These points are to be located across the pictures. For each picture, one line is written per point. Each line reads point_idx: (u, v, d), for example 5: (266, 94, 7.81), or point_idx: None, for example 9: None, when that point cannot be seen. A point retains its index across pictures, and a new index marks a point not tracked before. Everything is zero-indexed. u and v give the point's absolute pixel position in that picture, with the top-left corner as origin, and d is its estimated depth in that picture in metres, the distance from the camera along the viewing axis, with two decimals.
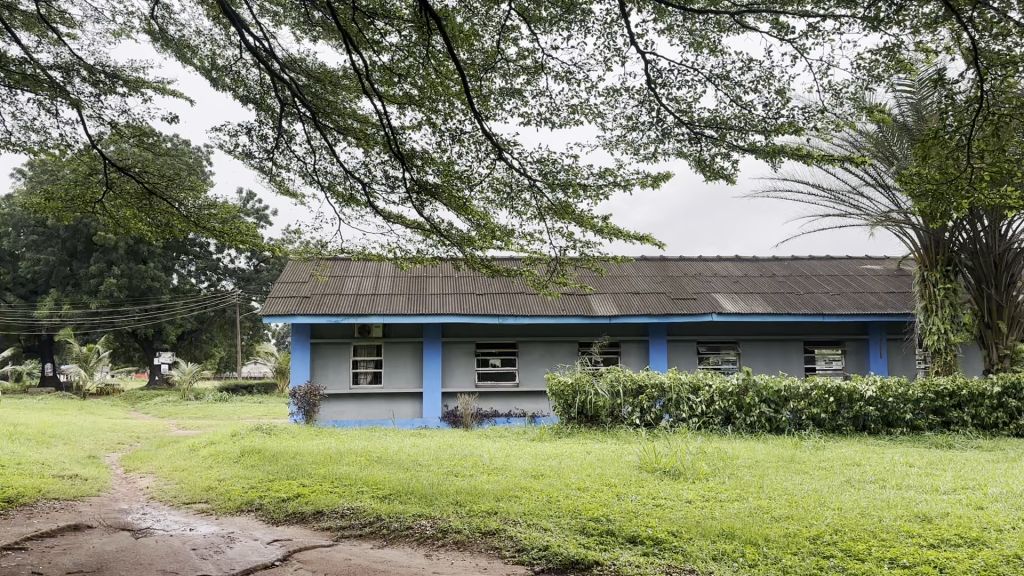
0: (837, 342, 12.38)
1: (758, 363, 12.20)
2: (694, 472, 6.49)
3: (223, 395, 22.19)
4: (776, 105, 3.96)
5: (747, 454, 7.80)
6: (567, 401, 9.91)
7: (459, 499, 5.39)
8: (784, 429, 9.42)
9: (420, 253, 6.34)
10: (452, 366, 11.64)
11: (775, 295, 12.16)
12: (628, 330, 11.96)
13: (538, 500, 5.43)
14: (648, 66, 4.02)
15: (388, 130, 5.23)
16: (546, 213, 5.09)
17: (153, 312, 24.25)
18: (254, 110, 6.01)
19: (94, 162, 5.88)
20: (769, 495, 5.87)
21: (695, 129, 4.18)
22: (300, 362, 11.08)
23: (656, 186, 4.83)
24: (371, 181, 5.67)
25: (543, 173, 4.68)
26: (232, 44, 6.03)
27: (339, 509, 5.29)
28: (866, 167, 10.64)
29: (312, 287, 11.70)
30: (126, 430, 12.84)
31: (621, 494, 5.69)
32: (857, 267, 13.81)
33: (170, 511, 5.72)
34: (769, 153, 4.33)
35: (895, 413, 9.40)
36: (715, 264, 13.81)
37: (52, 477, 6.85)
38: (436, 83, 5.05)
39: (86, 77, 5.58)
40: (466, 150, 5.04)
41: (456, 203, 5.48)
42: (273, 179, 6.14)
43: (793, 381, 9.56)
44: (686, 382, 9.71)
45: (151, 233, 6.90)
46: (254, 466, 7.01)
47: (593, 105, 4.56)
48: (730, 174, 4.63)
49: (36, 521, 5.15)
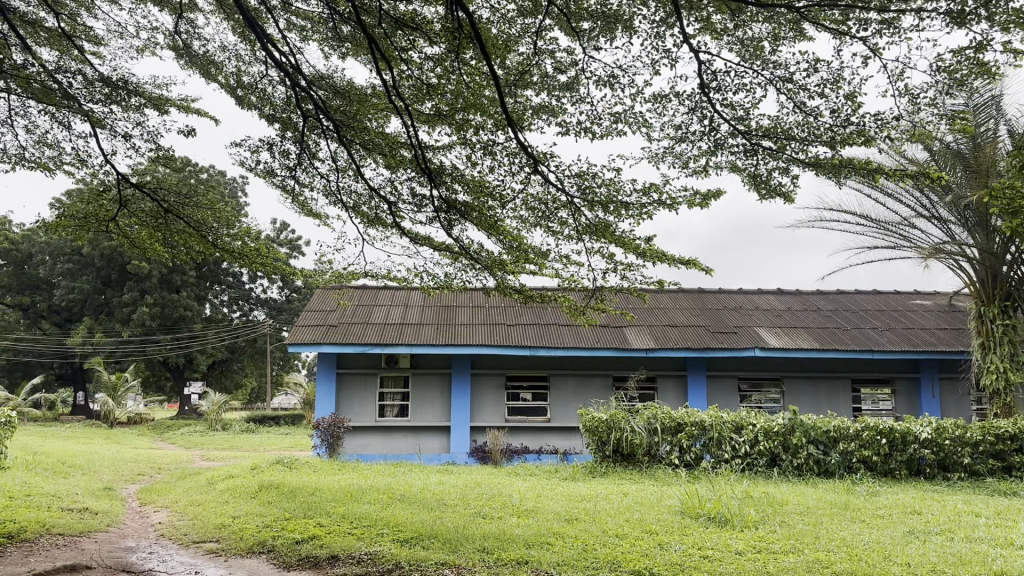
0: (886, 380, 11.76)
1: (803, 402, 11.59)
2: (742, 519, 5.98)
3: (251, 426, 21.91)
4: (844, 112, 3.55)
5: (797, 499, 7.24)
6: (601, 438, 9.40)
7: (486, 546, 4.97)
8: (833, 472, 8.84)
9: (448, 278, 5.95)
10: (482, 400, 11.22)
11: (820, 330, 11.60)
12: (665, 364, 11.47)
13: (573, 547, 4.99)
14: (701, 68, 3.63)
15: (416, 146, 4.91)
16: (585, 233, 4.71)
17: (185, 341, 24.11)
18: (278, 127, 5.73)
19: (109, 179, 5.61)
20: (826, 547, 5.35)
21: (751, 140, 3.78)
22: (325, 393, 10.76)
23: (705, 203, 4.40)
24: (397, 200, 5.34)
25: (582, 188, 4.31)
26: (257, 60, 5.78)
27: (355, 553, 4.89)
28: (917, 196, 10.17)
29: (339, 315, 11.42)
30: (148, 460, 12.53)
31: (664, 544, 5.21)
32: (906, 302, 13.19)
33: (178, 551, 5.35)
34: (833, 167, 3.91)
35: (951, 457, 8.81)
36: (756, 297, 13.27)
37: (59, 510, 6.51)
38: (469, 98, 4.70)
39: (105, 91, 5.35)
40: (498, 165, 4.70)
41: (487, 222, 5.12)
42: (296, 200, 5.86)
43: (842, 420, 9.00)
44: (729, 421, 9.18)
45: (167, 255, 6.61)
46: (270, 503, 6.63)
47: (638, 112, 4.18)
48: (789, 193, 4.22)
49: (33, 560, 4.80)
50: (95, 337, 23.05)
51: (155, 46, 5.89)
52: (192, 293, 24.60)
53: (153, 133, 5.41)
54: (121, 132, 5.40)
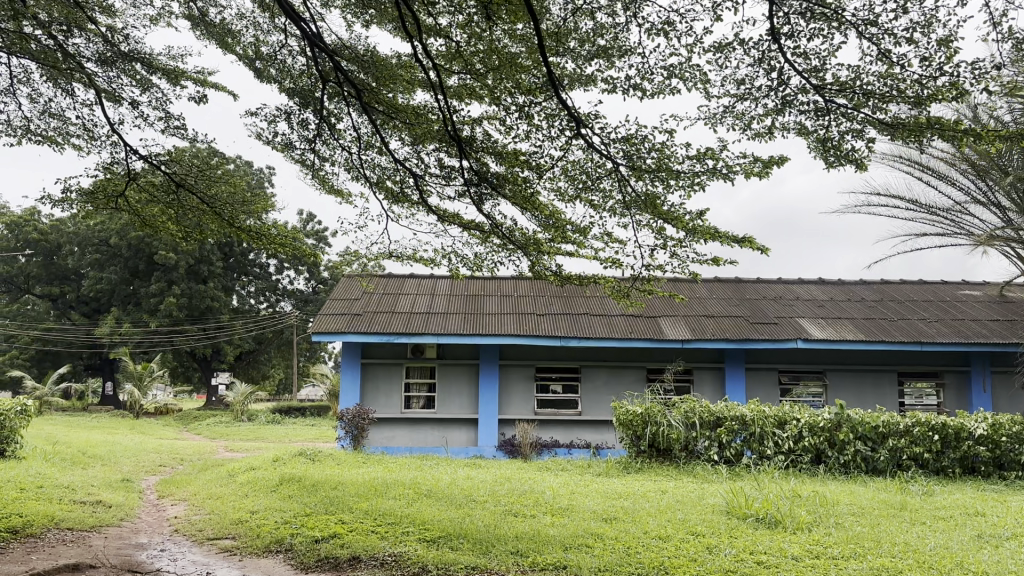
0: (934, 374, 11.20)
1: (847, 395, 11.07)
2: (794, 520, 5.54)
3: (276, 417, 21.72)
4: (936, 60, 3.16)
5: (849, 499, 6.78)
6: (636, 432, 8.99)
7: (520, 547, 4.58)
8: (882, 470, 8.34)
9: (478, 259, 5.55)
10: (511, 392, 10.86)
11: (865, 321, 11.07)
12: (702, 356, 11.00)
13: (615, 551, 4.58)
14: (770, 13, 3.21)
15: (446, 113, 4.54)
16: (630, 206, 4.29)
17: (213, 331, 23.95)
18: (298, 100, 5.36)
19: (117, 151, 5.25)
20: (889, 552, 4.90)
21: (825, 97, 3.39)
22: (350, 384, 10.44)
23: (767, 171, 3.95)
24: (423, 172, 4.97)
25: (629, 154, 3.91)
26: (277, 30, 5.44)
27: (378, 555, 4.51)
28: (972, 179, 9.61)
29: (364, 303, 11.11)
30: (171, 451, 12.28)
31: (714, 547, 4.79)
32: (955, 292, 12.59)
33: (191, 548, 5.02)
34: (918, 127, 3.47)
35: (1009, 455, 8.26)
36: (797, 286, 12.73)
37: (70, 503, 6.22)
38: (503, 70, 4.29)
39: (117, 59, 5.02)
40: (534, 130, 4.33)
41: (521, 194, 4.72)
42: (316, 176, 5.50)
43: (892, 416, 8.49)
44: (771, 416, 8.70)
45: (181, 235, 6.25)
46: (291, 497, 6.31)
47: (695, 66, 3.79)
48: (862, 161, 3.80)
49: (34, 558, 4.47)
50: (122, 328, 22.95)
51: (170, 17, 5.57)
52: (220, 283, 24.46)
53: (162, 101, 5.08)
54: (129, 100, 5.08)
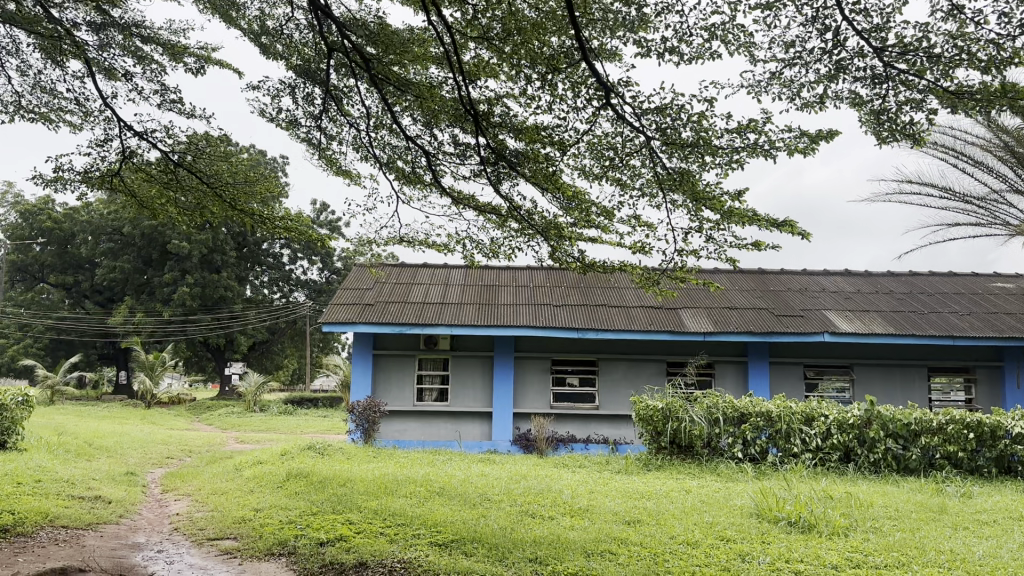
0: (965, 368, 10.80)
1: (874, 390, 10.69)
2: (830, 524, 5.20)
3: (288, 408, 21.49)
4: (1015, 19, 2.84)
5: (883, 501, 6.41)
6: (656, 428, 8.66)
7: (538, 554, 4.27)
8: (914, 468, 7.97)
9: (494, 245, 5.22)
10: (526, 385, 10.54)
11: (894, 314, 10.68)
12: (725, 349, 10.65)
13: (640, 559, 4.25)
14: None
15: (463, 87, 4.23)
16: (662, 184, 3.95)
17: (226, 320, 23.78)
18: (307, 76, 5.03)
19: (110, 127, 4.96)
20: (935, 561, 4.54)
21: (884, 62, 3.06)
22: (362, 375, 10.16)
23: (813, 147, 3.60)
24: (437, 151, 4.64)
25: (663, 126, 3.59)
26: (283, 2, 5.12)
27: (387, 561, 4.21)
28: (1012, 167, 9.18)
29: (376, 293, 10.81)
30: (180, 443, 12.05)
31: (747, 555, 4.45)
32: (986, 285, 12.16)
33: (189, 550, 4.74)
34: (988, 96, 3.11)
35: None
36: (822, 278, 12.33)
37: (70, 498, 5.97)
38: (524, 42, 3.96)
39: (109, 30, 4.72)
40: (557, 102, 4.01)
41: (542, 173, 4.39)
42: (324, 156, 5.20)
43: (925, 412, 8.10)
44: (799, 412, 8.33)
45: (182, 220, 5.96)
46: (297, 494, 6.03)
47: (738, 27, 3.45)
48: (920, 137, 3.45)
49: (21, 560, 4.20)
50: (135, 317, 22.83)
51: None
52: (233, 273, 24.28)
53: (157, 74, 4.78)
54: (124, 73, 4.79)
